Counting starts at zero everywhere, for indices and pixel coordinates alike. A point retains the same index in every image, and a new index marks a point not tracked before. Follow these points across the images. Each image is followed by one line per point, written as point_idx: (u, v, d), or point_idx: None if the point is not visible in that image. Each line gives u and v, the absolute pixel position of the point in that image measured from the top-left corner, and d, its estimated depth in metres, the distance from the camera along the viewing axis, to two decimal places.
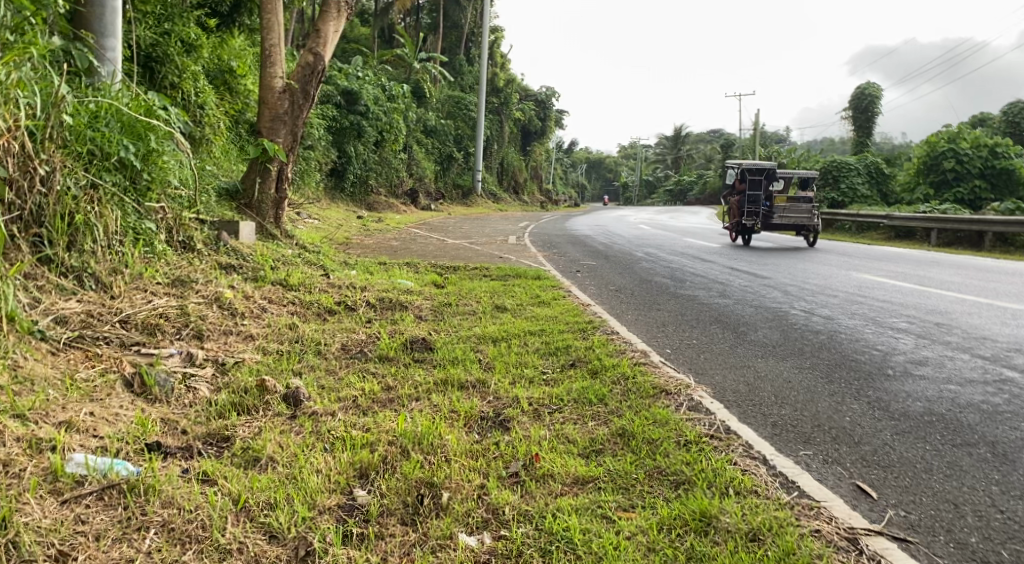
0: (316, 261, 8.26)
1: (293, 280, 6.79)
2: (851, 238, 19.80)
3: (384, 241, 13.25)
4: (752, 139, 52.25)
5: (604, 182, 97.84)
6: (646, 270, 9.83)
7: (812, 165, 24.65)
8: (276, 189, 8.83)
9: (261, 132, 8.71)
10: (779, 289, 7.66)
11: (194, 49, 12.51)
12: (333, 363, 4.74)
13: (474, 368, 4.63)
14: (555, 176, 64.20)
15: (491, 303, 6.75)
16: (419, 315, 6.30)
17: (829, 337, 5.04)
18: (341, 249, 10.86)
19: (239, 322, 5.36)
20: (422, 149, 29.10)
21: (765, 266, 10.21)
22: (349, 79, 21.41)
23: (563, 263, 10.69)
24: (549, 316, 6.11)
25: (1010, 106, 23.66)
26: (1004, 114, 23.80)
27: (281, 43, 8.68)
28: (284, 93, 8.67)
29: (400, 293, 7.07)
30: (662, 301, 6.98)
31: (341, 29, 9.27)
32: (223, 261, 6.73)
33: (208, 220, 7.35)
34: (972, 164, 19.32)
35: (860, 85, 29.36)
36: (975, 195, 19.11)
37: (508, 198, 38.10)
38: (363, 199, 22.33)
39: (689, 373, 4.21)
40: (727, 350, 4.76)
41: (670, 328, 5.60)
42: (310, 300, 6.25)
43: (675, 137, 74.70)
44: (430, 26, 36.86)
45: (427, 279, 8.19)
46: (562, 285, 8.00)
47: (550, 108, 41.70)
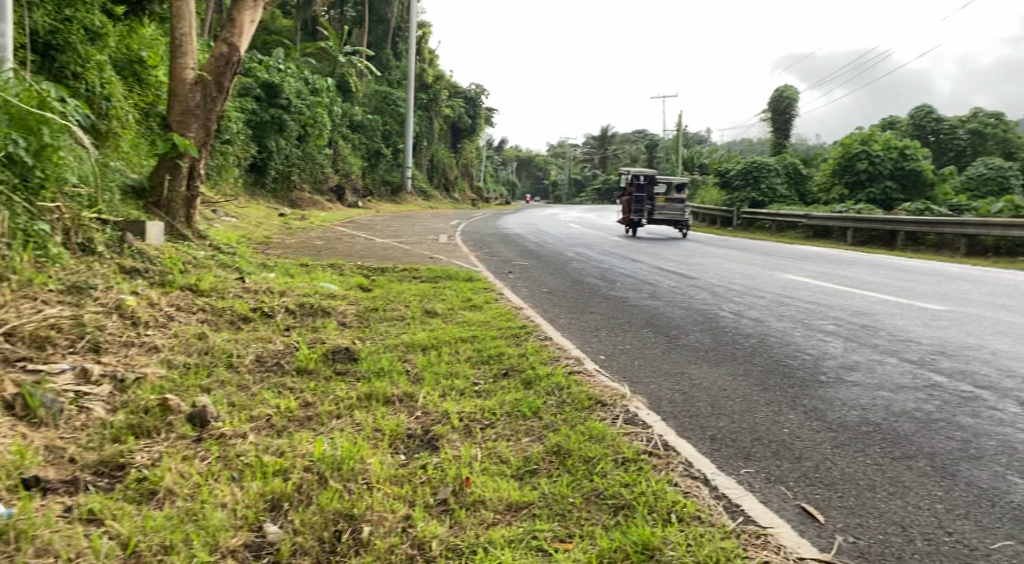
0: (231, 264, 7.85)
1: (206, 286, 6.39)
2: (773, 236, 20.35)
3: (307, 241, 12.76)
4: (677, 139, 53.38)
5: (534, 180, 98.29)
6: (577, 271, 9.74)
7: (735, 165, 25.28)
8: (187, 185, 8.34)
9: (171, 126, 8.17)
10: (708, 291, 7.67)
11: (100, 37, 11.78)
12: (247, 379, 4.41)
13: (401, 380, 4.37)
14: (486, 174, 64.05)
15: (420, 308, 6.49)
16: (342, 322, 6.00)
17: (761, 341, 5.00)
18: (260, 249, 10.37)
19: (142, 332, 4.95)
20: (348, 144, 28.42)
21: (694, 266, 10.26)
22: (269, 72, 20.67)
23: (495, 264, 10.50)
24: (479, 322, 5.91)
25: (918, 110, 24.82)
26: (912, 118, 24.94)
27: (192, 33, 8.16)
28: (196, 85, 8.16)
29: (323, 297, 6.74)
30: (594, 303, 6.86)
31: (257, 18, 8.83)
32: (126, 264, 6.25)
33: (111, 221, 6.83)
34: (883, 165, 20.13)
35: (779, 87, 30.28)
36: (886, 195, 19.92)
37: (438, 196, 37.69)
38: (287, 196, 21.62)
39: (624, 381, 4.06)
40: (661, 356, 4.65)
41: (603, 332, 5.47)
42: (225, 308, 5.87)
43: (602, 136, 75.63)
44: (355, 19, 36.07)
45: (352, 282, 7.87)
46: (493, 288, 7.80)
47: (479, 105, 41.48)
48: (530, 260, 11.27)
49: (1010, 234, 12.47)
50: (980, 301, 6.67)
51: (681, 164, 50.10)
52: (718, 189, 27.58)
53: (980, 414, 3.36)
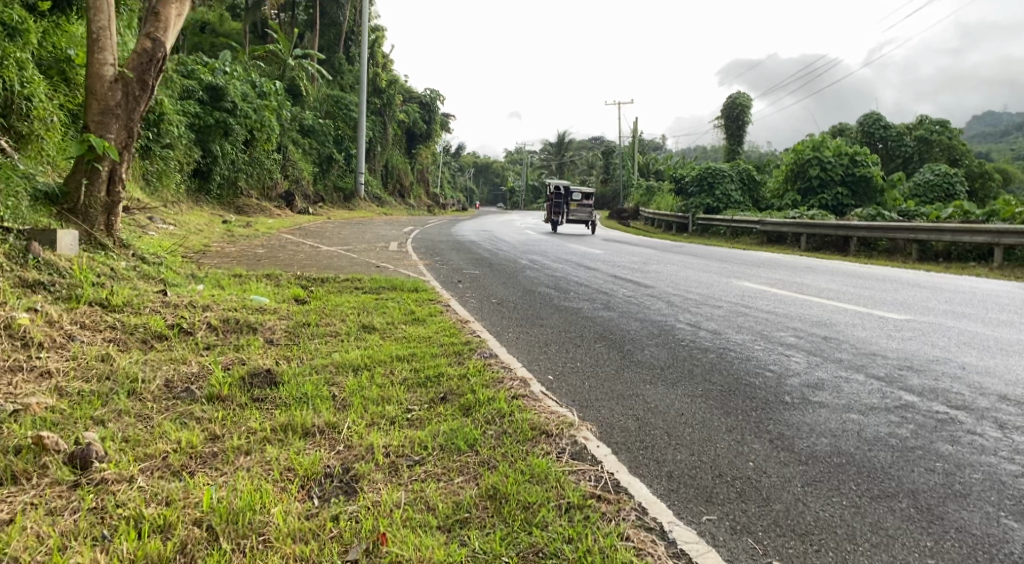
0: (155, 276, 7.28)
1: (118, 300, 5.82)
2: (728, 242, 20.32)
3: (248, 249, 12.11)
4: (633, 146, 53.61)
5: (492, 187, 97.99)
6: (530, 279, 9.34)
7: (689, 172, 25.30)
8: (107, 191, 7.74)
9: (88, 126, 7.54)
10: (664, 300, 7.36)
11: (20, 33, 11.03)
12: (149, 408, 3.91)
13: (324, 409, 3.91)
14: (442, 180, 63.42)
15: (356, 323, 6.02)
16: (270, 340, 5.50)
17: (720, 357, 4.65)
18: (193, 259, 9.73)
19: (34, 355, 4.38)
20: (298, 149, 27.63)
21: (649, 273, 9.97)
22: (213, 74, 19.91)
23: (444, 273, 10.06)
24: (420, 338, 5.46)
25: (866, 118, 25.19)
26: (860, 125, 25.27)
27: (111, 26, 7.61)
28: (116, 83, 7.57)
29: (250, 311, 6.22)
30: (544, 315, 6.47)
31: (185, 13, 8.28)
32: (28, 277, 5.63)
33: (15, 229, 6.17)
34: (834, 171, 20.29)
35: (732, 94, 30.47)
36: (837, 201, 20.08)
37: (393, 202, 37.01)
38: (233, 202, 20.81)
39: (573, 406, 3.66)
40: (613, 375, 4.28)
41: (553, 347, 5.08)
42: (137, 325, 5.32)
43: (559, 143, 75.72)
44: (306, 22, 35.25)
45: (287, 293, 7.35)
46: (439, 299, 7.35)
47: (435, 110, 40.95)
48: (482, 268, 10.83)
49: (961, 239, 12.49)
50: (940, 310, 6.48)
51: (637, 170, 50.27)
52: (673, 195, 27.56)
53: (960, 440, 3.07)
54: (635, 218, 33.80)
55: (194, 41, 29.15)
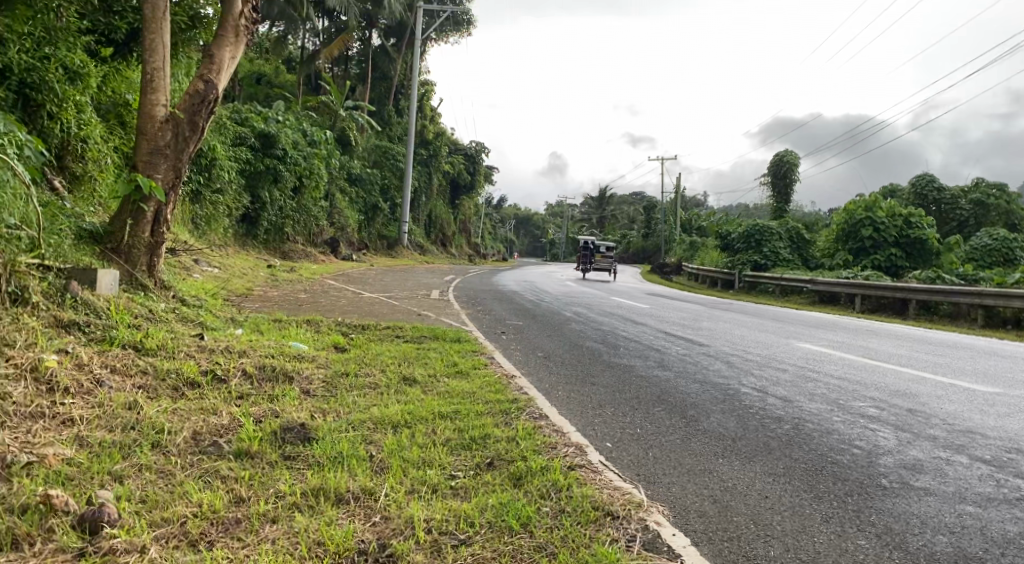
0: (193, 318, 7.12)
1: (152, 343, 5.60)
2: (777, 301, 19.70)
3: (290, 294, 12.00)
4: (675, 202, 53.40)
5: (532, 239, 98.43)
6: (576, 333, 8.95)
7: (736, 228, 24.82)
8: (151, 231, 7.63)
9: (135, 166, 7.54)
10: (721, 361, 6.91)
11: (81, 78, 11.17)
12: (172, 462, 3.62)
13: (360, 472, 3.56)
14: (484, 231, 63.77)
15: (396, 374, 5.68)
16: (305, 390, 5.18)
17: (797, 430, 4.21)
18: (234, 303, 9.61)
19: (59, 400, 4.14)
20: (345, 197, 27.95)
21: (702, 331, 9.50)
22: (266, 122, 20.32)
23: (487, 323, 9.74)
24: (463, 392, 5.10)
25: (919, 179, 24.53)
26: (913, 186, 24.64)
27: (165, 68, 7.66)
28: (166, 123, 7.55)
29: (288, 359, 5.94)
30: (595, 372, 6.07)
31: (239, 56, 8.31)
32: (64, 317, 5.49)
33: (55, 266, 6.08)
34: (888, 232, 19.67)
35: (780, 152, 30.06)
36: (891, 262, 19.39)
37: (435, 251, 37.17)
38: (278, 247, 20.94)
39: (640, 482, 3.27)
40: (680, 445, 3.85)
41: (607, 408, 4.67)
42: (169, 370, 5.08)
43: (600, 197, 75.97)
44: (358, 76, 36.20)
45: (326, 340, 7.10)
46: (483, 350, 7.00)
47: (479, 162, 41.35)
48: (526, 319, 10.47)
49: None
50: None
51: (679, 227, 49.85)
52: (718, 252, 27.02)
53: None
54: (678, 274, 33.22)
55: (250, 92, 30.03)
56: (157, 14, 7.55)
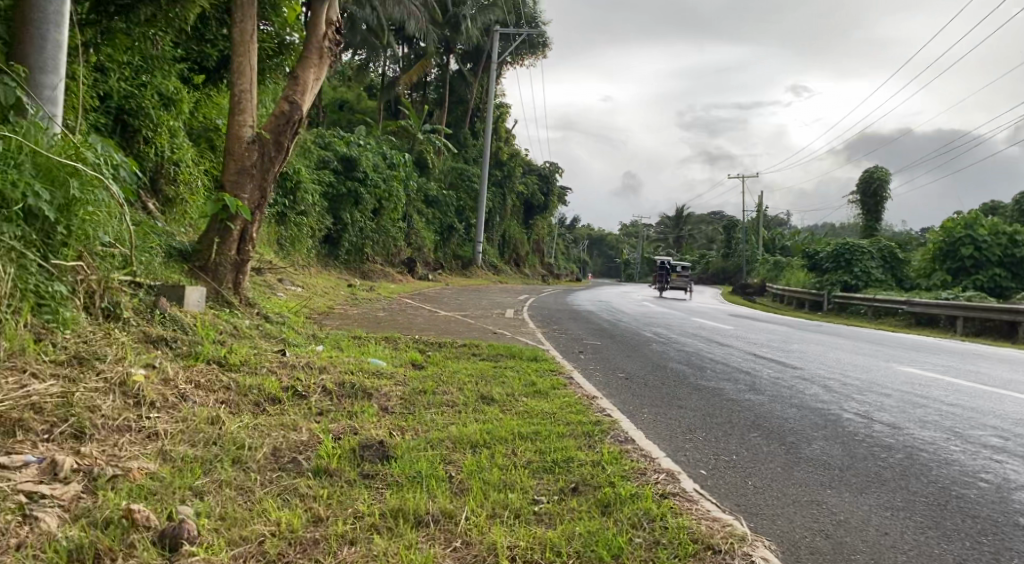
0: (276, 334, 7.22)
1: (235, 359, 5.66)
2: (869, 323, 18.72)
3: (370, 313, 12.12)
4: (756, 222, 51.94)
5: (607, 259, 97.62)
6: (658, 353, 8.64)
7: (824, 247, 23.82)
8: (237, 249, 7.81)
9: (223, 185, 7.73)
10: (817, 383, 6.50)
11: (175, 104, 11.68)
12: (253, 479, 3.60)
13: (440, 493, 3.43)
14: (558, 251, 63.58)
15: (475, 392, 5.55)
16: (384, 407, 5.11)
17: (910, 460, 3.86)
18: (315, 320, 9.73)
19: (145, 415, 4.21)
20: (421, 218, 28.35)
21: (791, 352, 9.03)
22: (348, 146, 20.84)
23: (564, 342, 9.54)
24: (543, 413, 4.92)
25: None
26: (1017, 202, 23.13)
27: (252, 90, 7.88)
28: (253, 144, 7.75)
29: (367, 375, 5.90)
30: (681, 394, 5.79)
31: (323, 78, 8.47)
32: (153, 333, 5.63)
33: (145, 284, 6.31)
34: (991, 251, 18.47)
35: (869, 168, 28.79)
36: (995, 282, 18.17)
37: (509, 271, 37.23)
38: (358, 267, 21.35)
39: (742, 513, 3.04)
40: (780, 474, 3.58)
41: (698, 433, 4.42)
42: (252, 386, 5.12)
43: (677, 216, 74.76)
44: (435, 100, 36.88)
45: (404, 357, 7.06)
46: (562, 370, 6.80)
47: (554, 183, 41.33)
48: (604, 339, 10.22)
49: None
50: None
51: (760, 247, 48.35)
52: (804, 271, 25.97)
53: None
54: (761, 294, 32.13)
55: (332, 117, 30.99)
56: (245, 38, 7.77)
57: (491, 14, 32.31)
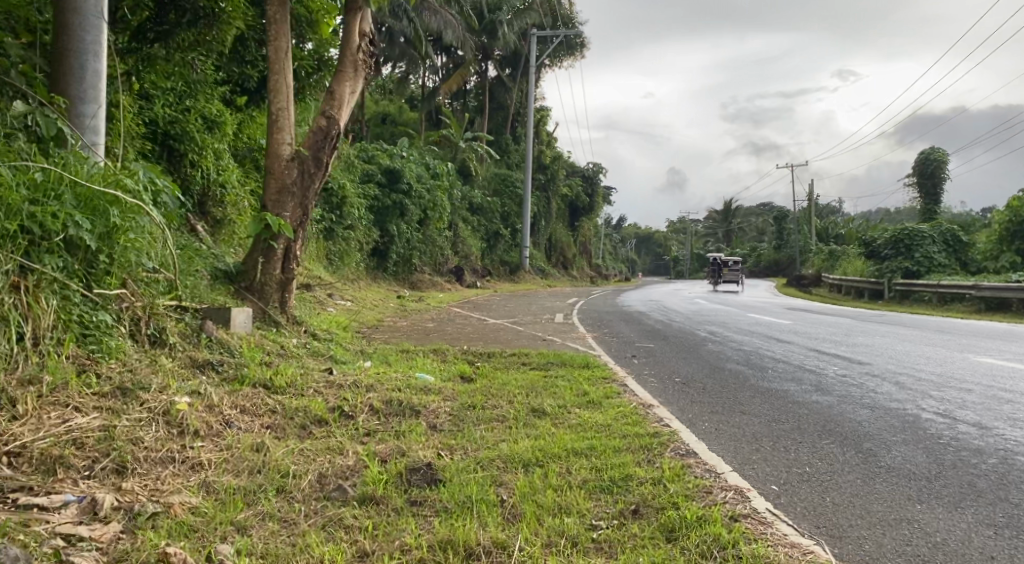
0: (323, 352, 7.15)
1: (281, 381, 5.56)
2: (937, 310, 17.91)
3: (418, 324, 12.01)
4: (807, 211, 50.59)
5: (655, 257, 96.37)
6: (715, 354, 8.29)
7: (883, 233, 22.88)
8: (281, 268, 7.76)
9: (265, 205, 7.71)
10: (890, 381, 6.08)
11: (218, 126, 11.82)
12: (296, 511, 3.46)
13: (491, 521, 3.22)
14: (605, 252, 62.93)
15: (525, 405, 5.33)
16: (432, 425, 4.94)
17: (1008, 467, 3.48)
18: (363, 335, 9.66)
19: (189, 444, 4.13)
20: (467, 226, 28.30)
21: (858, 347, 8.55)
22: (391, 158, 20.91)
23: (616, 346, 9.26)
24: (598, 425, 4.66)
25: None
26: None
27: (289, 107, 7.85)
28: (292, 161, 7.73)
29: (415, 391, 5.74)
30: (744, 399, 5.46)
31: (359, 90, 8.41)
32: (199, 357, 5.59)
33: (191, 308, 6.31)
34: None
35: (925, 149, 27.68)
36: None
37: (558, 275, 36.96)
38: (407, 278, 21.37)
39: (827, 536, 2.73)
40: (862, 487, 3.26)
41: (765, 443, 4.10)
42: (297, 409, 5.01)
43: (725, 210, 73.39)
44: (475, 107, 36.92)
45: (453, 370, 6.90)
46: (615, 377, 6.52)
47: (598, 183, 40.89)
48: (657, 341, 9.88)
49: None
50: None
51: (814, 236, 46.98)
52: (863, 259, 25.01)
53: None
54: (818, 285, 31.08)
55: (374, 131, 31.24)
56: (280, 55, 7.74)
57: (527, 18, 32.21)
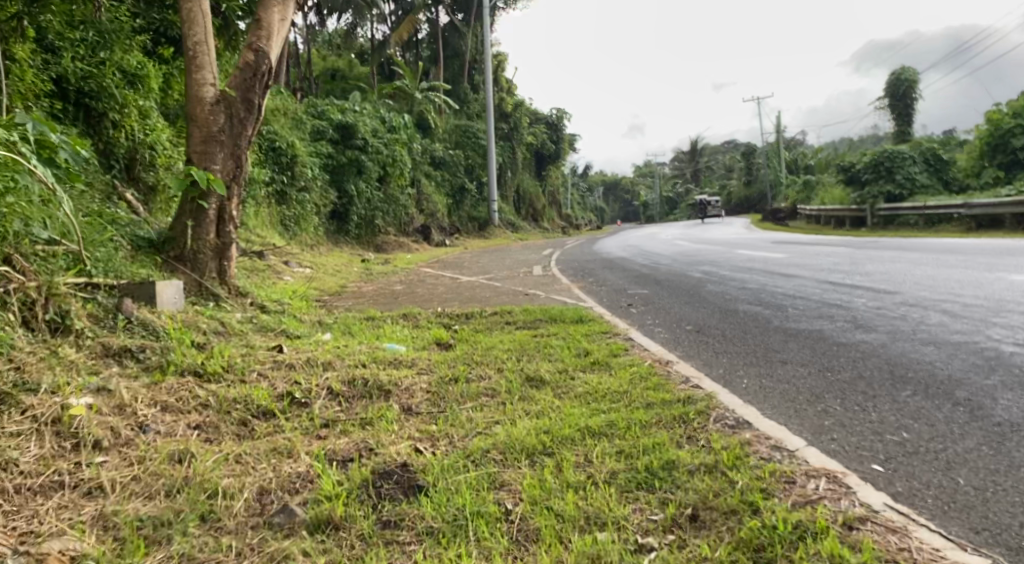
0: (274, 325, 6.16)
1: (217, 365, 4.54)
2: (923, 232, 17.41)
3: (386, 287, 10.96)
4: (774, 145, 50.02)
5: (622, 203, 95.61)
6: (719, 296, 7.41)
7: (860, 157, 22.15)
8: (217, 233, 6.69)
9: (191, 159, 6.60)
10: (934, 310, 5.26)
11: (142, 81, 10.26)
12: (224, 553, 2.55)
13: (495, 550, 2.36)
14: (573, 203, 61.75)
15: (517, 374, 4.40)
16: (407, 407, 4.01)
17: None
18: (324, 303, 8.61)
19: (86, 460, 3.15)
20: (432, 183, 27.04)
21: (872, 276, 7.76)
22: (344, 113, 19.54)
23: (607, 296, 8.37)
24: (612, 395, 3.72)
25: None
26: None
27: (209, 41, 6.69)
28: (217, 105, 6.61)
29: (383, 366, 4.76)
30: (776, 346, 4.58)
31: (289, 17, 7.25)
32: (115, 345, 4.54)
33: (105, 285, 5.26)
34: None
35: (895, 70, 26.96)
36: None
37: (528, 227, 35.94)
38: (372, 241, 20.18)
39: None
40: (998, 465, 2.42)
41: (832, 402, 3.22)
42: (234, 402, 4.02)
43: (691, 151, 72.75)
44: (430, 58, 35.24)
45: (428, 336, 5.95)
46: (616, 330, 5.61)
47: (562, 130, 39.59)
48: (649, 287, 9.00)
49: None
50: None
51: (782, 168, 46.42)
52: (839, 187, 24.38)
53: None
54: (791, 217, 30.52)
55: (327, 89, 29.48)
56: None
57: None
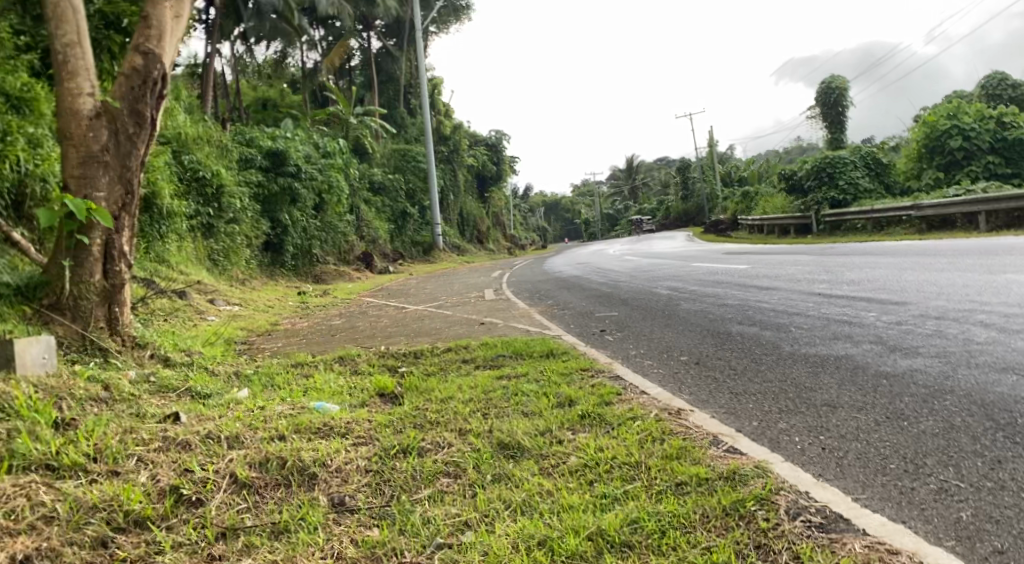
0: (175, 384, 4.91)
1: (79, 455, 3.34)
2: (875, 236, 17.00)
3: (325, 323, 9.75)
4: (710, 157, 50.11)
5: (565, 222, 95.30)
6: (704, 315, 6.48)
7: (802, 165, 21.87)
8: (103, 272, 5.42)
9: (66, 185, 5.36)
10: (974, 324, 4.39)
11: (28, 106, 8.38)
12: None
13: None
14: (515, 224, 60.74)
15: (486, 439, 3.31)
16: (338, 501, 2.90)
17: None
18: (248, 348, 7.37)
19: None
20: (371, 208, 25.73)
21: (866, 285, 6.96)
22: (273, 139, 18.29)
23: (575, 320, 7.35)
24: (623, 470, 2.70)
25: (989, 79, 21.15)
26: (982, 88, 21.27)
27: (83, 42, 5.50)
28: (98, 118, 5.40)
29: (309, 438, 3.61)
30: (807, 379, 3.65)
31: (185, 14, 6.05)
32: None
33: None
34: (980, 139, 17.60)
35: (825, 79, 27.00)
36: (990, 170, 17.31)
37: (473, 250, 34.82)
38: (310, 272, 18.71)
39: None
40: None
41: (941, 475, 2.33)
42: (92, 511, 2.84)
43: (629, 168, 72.95)
44: (363, 83, 34.11)
45: (368, 387, 4.79)
46: (599, 367, 4.57)
47: (502, 150, 38.87)
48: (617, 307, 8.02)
49: None
50: None
51: (719, 182, 46.44)
52: (783, 197, 24.08)
53: None
54: (734, 228, 30.21)
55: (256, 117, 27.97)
56: None
57: None
